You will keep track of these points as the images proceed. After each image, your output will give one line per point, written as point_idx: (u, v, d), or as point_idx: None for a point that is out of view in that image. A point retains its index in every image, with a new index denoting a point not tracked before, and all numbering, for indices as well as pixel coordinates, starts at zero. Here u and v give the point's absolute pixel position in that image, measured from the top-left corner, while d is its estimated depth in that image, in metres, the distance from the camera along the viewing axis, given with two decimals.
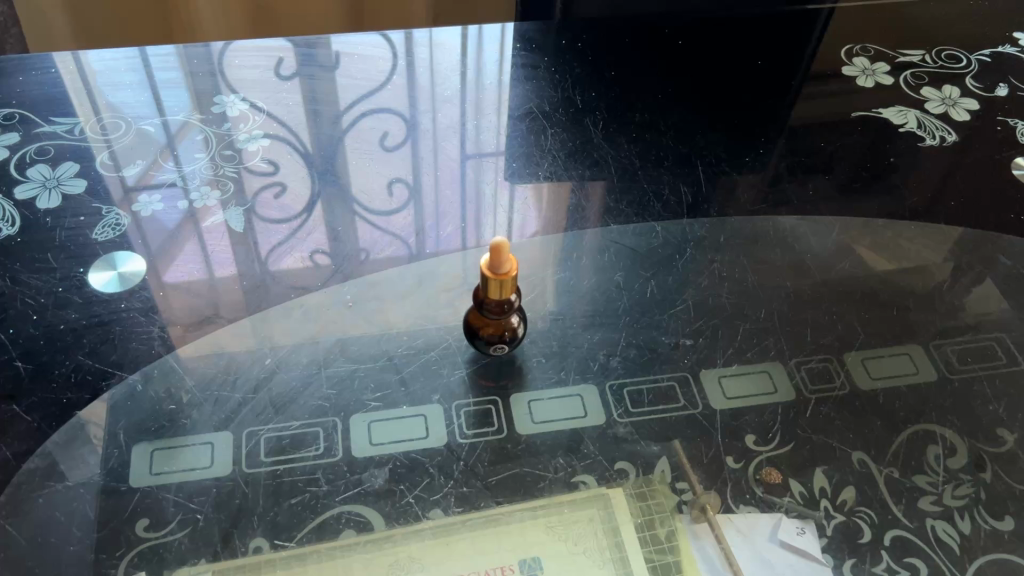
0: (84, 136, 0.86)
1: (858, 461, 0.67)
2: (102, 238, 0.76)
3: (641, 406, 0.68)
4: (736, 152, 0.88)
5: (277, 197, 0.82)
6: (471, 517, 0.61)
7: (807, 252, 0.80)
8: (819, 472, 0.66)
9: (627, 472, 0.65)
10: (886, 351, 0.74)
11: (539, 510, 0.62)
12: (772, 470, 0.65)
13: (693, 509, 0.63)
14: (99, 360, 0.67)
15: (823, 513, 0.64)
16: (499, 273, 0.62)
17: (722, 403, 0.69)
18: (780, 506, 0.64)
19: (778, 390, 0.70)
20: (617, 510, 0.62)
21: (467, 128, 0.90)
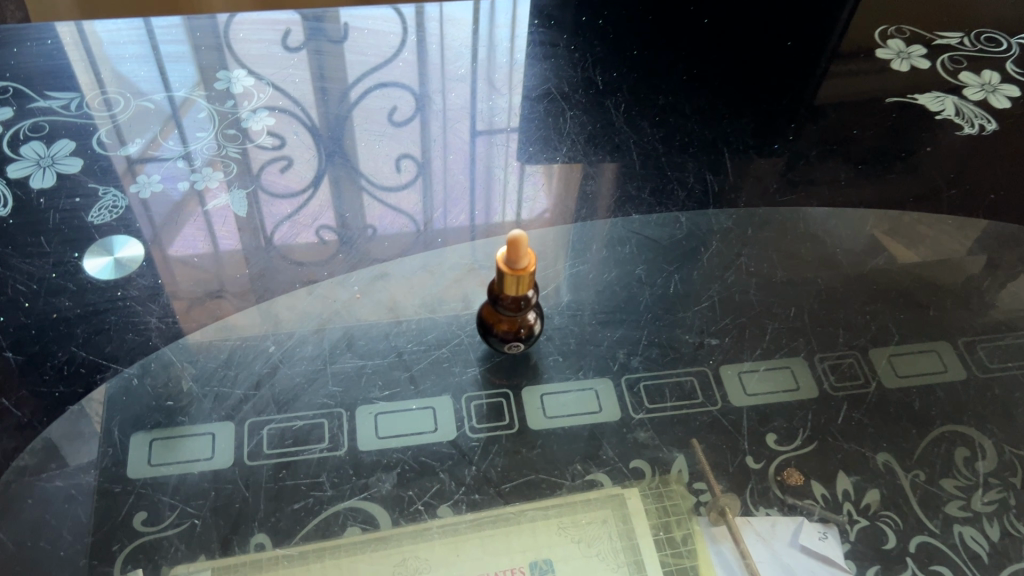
0: (82, 112, 0.82)
1: (884, 462, 0.64)
2: (98, 221, 0.73)
3: (659, 402, 0.65)
4: (764, 139, 0.84)
5: (282, 180, 0.78)
6: (478, 517, 0.58)
7: (838, 246, 0.76)
8: (844, 475, 0.63)
9: (644, 473, 0.61)
10: (914, 349, 0.70)
11: (551, 509, 0.59)
12: (794, 472, 0.62)
13: (712, 511, 0.60)
14: (92, 351, 0.64)
15: (847, 517, 0.61)
16: (517, 269, 0.58)
17: (742, 399, 0.66)
18: (802, 510, 0.61)
19: (800, 387, 0.67)
20: (633, 511, 0.59)
21: (481, 108, 0.86)
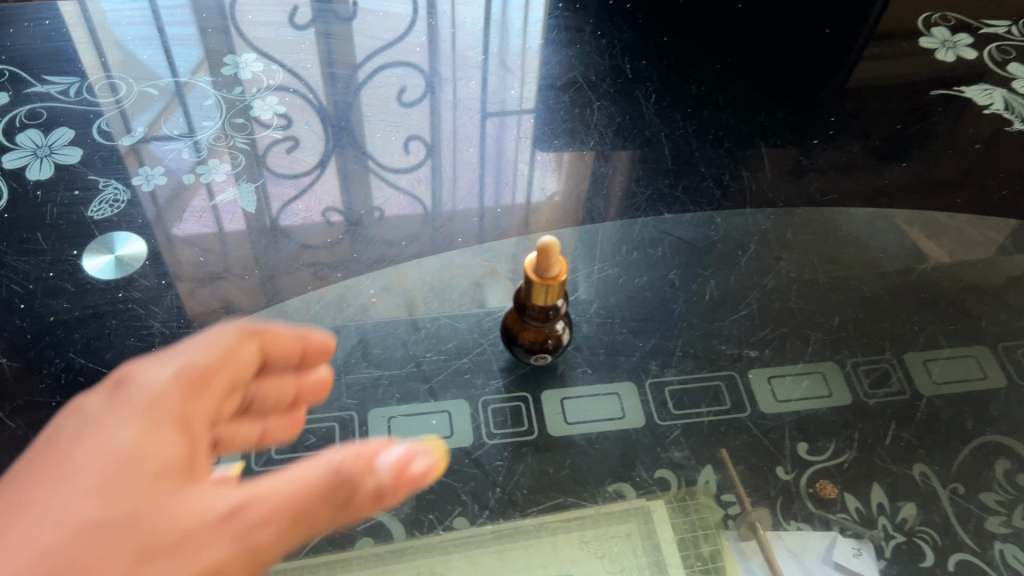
0: (82, 98, 0.77)
1: (920, 473, 0.60)
2: (98, 216, 0.68)
3: (685, 407, 0.62)
4: (802, 134, 0.80)
5: (299, 178, 0.74)
6: (497, 526, 0.56)
7: (883, 251, 0.72)
8: (878, 487, 0.59)
9: (668, 482, 0.59)
10: (948, 351, 0.66)
11: (573, 520, 0.57)
12: (828, 484, 0.59)
13: (741, 525, 0.57)
14: (91, 358, 0.60)
15: (882, 532, 0.58)
16: (547, 278, 0.54)
17: (773, 407, 0.62)
18: (834, 523, 0.58)
19: (833, 393, 0.63)
20: (658, 523, 0.57)
21: (500, 96, 0.82)
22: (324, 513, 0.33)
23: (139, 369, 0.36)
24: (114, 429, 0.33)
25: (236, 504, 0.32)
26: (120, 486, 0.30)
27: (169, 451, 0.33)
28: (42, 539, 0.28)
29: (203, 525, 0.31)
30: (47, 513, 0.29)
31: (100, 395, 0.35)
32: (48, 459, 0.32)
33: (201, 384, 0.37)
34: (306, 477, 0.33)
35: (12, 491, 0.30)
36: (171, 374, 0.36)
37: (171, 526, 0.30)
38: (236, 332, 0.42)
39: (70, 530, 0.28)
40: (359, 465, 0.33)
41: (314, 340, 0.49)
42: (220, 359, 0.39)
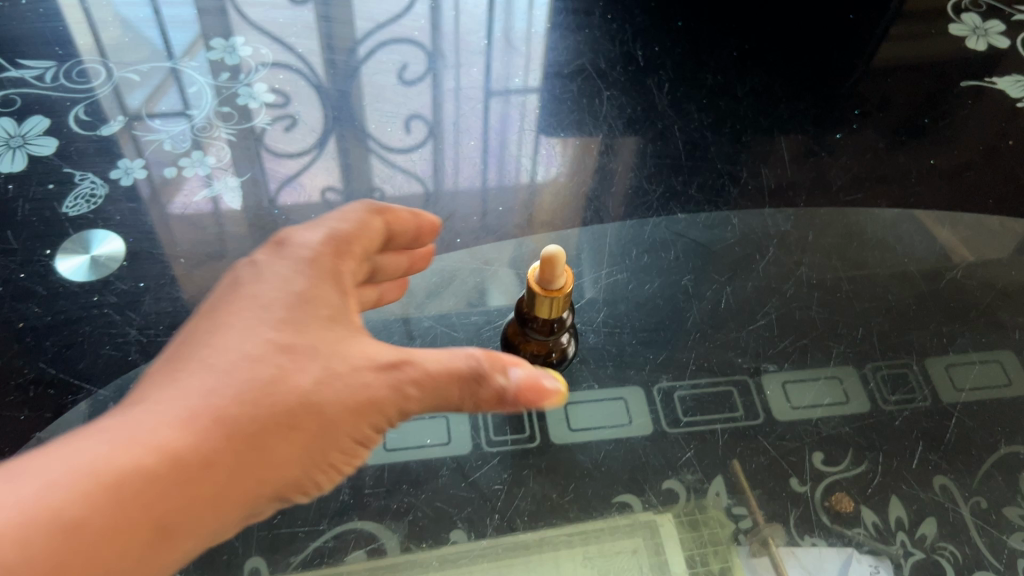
0: (59, 84, 0.72)
1: (941, 486, 0.57)
2: (74, 212, 0.64)
3: (694, 413, 0.59)
4: (825, 128, 0.76)
5: (293, 176, 0.71)
6: (494, 540, 0.53)
7: (910, 256, 0.67)
8: (896, 499, 0.56)
9: (676, 495, 0.55)
10: (974, 357, 0.63)
11: (576, 535, 0.53)
12: (843, 497, 0.56)
13: (754, 541, 0.54)
14: (62, 368, 0.56)
15: (900, 549, 0.54)
16: (550, 290, 0.50)
17: (787, 414, 0.59)
18: (850, 539, 0.54)
19: (851, 401, 0.60)
20: (666, 540, 0.54)
21: (503, 85, 0.78)
22: (460, 390, 0.41)
23: (299, 235, 0.43)
24: (283, 279, 0.40)
25: (393, 360, 0.40)
26: (294, 325, 0.38)
27: (328, 304, 0.40)
28: (237, 360, 0.36)
29: (360, 369, 0.39)
30: (238, 339, 0.37)
31: (267, 252, 0.43)
32: (234, 298, 0.40)
33: (346, 249, 0.44)
34: (445, 360, 0.40)
35: (212, 323, 0.38)
36: (323, 239, 0.43)
37: (334, 363, 0.38)
38: (367, 208, 0.47)
39: (258, 352, 0.36)
40: (493, 364, 0.41)
41: (427, 221, 0.52)
42: (361, 232, 0.45)
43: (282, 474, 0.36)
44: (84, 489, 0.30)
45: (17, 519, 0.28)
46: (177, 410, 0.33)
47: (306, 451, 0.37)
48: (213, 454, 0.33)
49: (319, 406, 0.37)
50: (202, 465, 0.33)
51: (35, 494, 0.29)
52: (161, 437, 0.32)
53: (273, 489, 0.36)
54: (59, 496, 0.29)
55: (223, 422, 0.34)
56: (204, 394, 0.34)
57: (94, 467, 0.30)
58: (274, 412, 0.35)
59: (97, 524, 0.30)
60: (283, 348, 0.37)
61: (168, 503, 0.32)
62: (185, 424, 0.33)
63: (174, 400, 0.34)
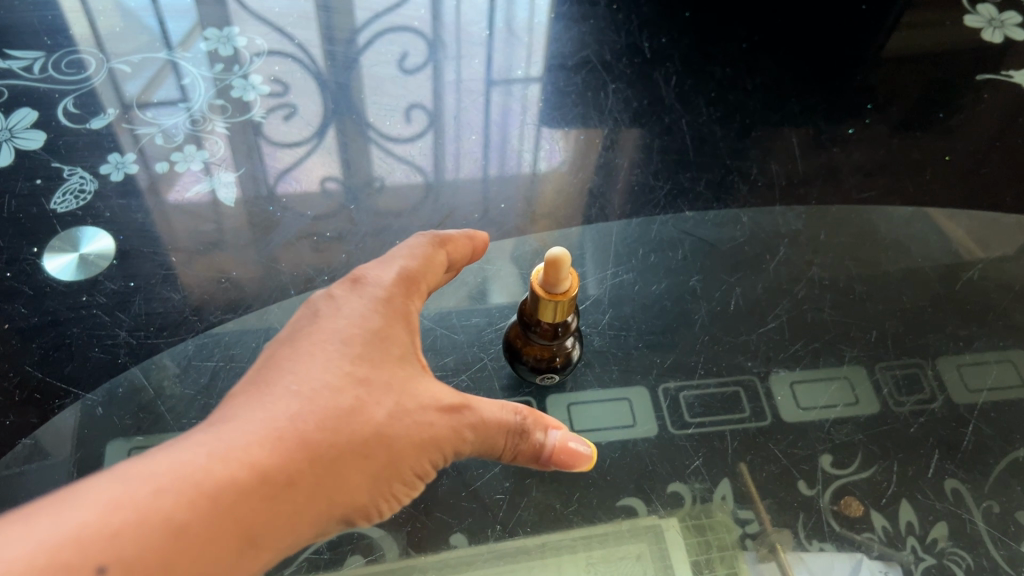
0: (47, 76, 0.70)
1: (952, 491, 0.55)
2: (62, 208, 0.63)
3: (700, 414, 0.57)
4: (837, 123, 0.74)
5: (290, 172, 0.69)
6: (493, 546, 0.51)
7: (925, 256, 0.66)
8: (907, 504, 0.54)
9: (681, 499, 0.54)
10: (990, 359, 0.61)
11: (578, 540, 0.52)
12: (853, 501, 0.54)
13: (760, 546, 0.52)
14: (48, 372, 0.55)
15: (911, 555, 0.53)
16: (554, 293, 0.48)
17: (795, 415, 0.57)
18: (860, 545, 0.53)
19: (860, 401, 0.58)
20: (670, 546, 0.52)
21: (506, 76, 0.76)
22: (505, 443, 0.41)
23: (371, 268, 0.42)
24: (359, 312, 0.39)
25: (455, 405, 0.39)
26: (368, 360, 0.37)
27: (399, 342, 0.39)
28: (317, 386, 0.35)
29: (427, 409, 0.38)
30: (317, 366, 0.36)
31: (340, 284, 0.41)
32: (310, 324, 0.39)
33: (415, 285, 0.42)
34: (498, 412, 0.41)
35: (289, 347, 0.38)
36: (394, 276, 0.41)
37: (405, 398, 0.37)
38: (431, 241, 0.44)
39: (338, 381, 0.36)
40: (535, 421, 0.42)
41: (478, 242, 0.48)
42: (426, 269, 0.43)
43: (354, 500, 0.36)
44: (188, 498, 0.30)
45: (127, 521, 0.28)
46: (264, 430, 0.33)
47: (376, 480, 0.36)
48: (299, 475, 0.33)
49: (390, 440, 0.36)
50: (284, 486, 0.32)
51: (142, 498, 0.29)
52: (252, 455, 0.32)
53: (344, 514, 0.36)
54: (165, 502, 0.29)
55: (308, 446, 0.33)
56: (290, 416, 0.34)
57: (195, 478, 0.30)
58: (350, 442, 0.35)
59: (199, 532, 0.30)
60: (361, 380, 0.36)
61: (257, 519, 0.32)
62: (272, 444, 0.33)
63: (263, 420, 0.34)
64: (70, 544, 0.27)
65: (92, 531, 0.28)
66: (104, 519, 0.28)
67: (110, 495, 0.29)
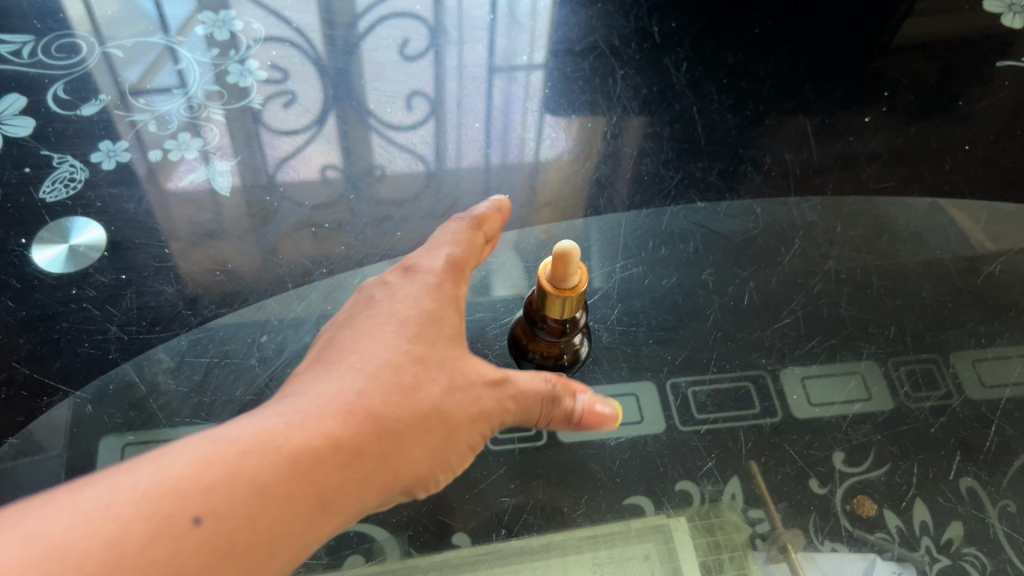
0: (37, 60, 0.68)
1: (968, 489, 0.53)
2: (51, 197, 0.61)
3: (709, 410, 0.55)
4: (853, 111, 0.72)
5: (289, 161, 0.66)
6: (495, 545, 0.50)
7: (944, 249, 0.64)
8: (921, 503, 0.53)
9: (690, 498, 0.52)
10: (1013, 355, 0.59)
11: (583, 541, 0.50)
12: (866, 500, 0.52)
13: (772, 547, 0.50)
14: (36, 368, 0.53)
15: (925, 556, 0.51)
16: (562, 289, 0.46)
17: (805, 410, 0.56)
18: (873, 545, 0.51)
19: (873, 396, 0.56)
20: (678, 547, 0.50)
21: (510, 62, 0.74)
22: (540, 411, 0.42)
23: (421, 256, 0.45)
24: (414, 297, 0.42)
25: (496, 378, 0.41)
26: (424, 339, 0.40)
27: (451, 323, 0.42)
28: (380, 363, 0.38)
29: (476, 384, 0.40)
30: (379, 344, 0.39)
31: (394, 273, 0.44)
32: (369, 309, 0.41)
33: (461, 269, 0.45)
34: (532, 381, 0.41)
35: (353, 330, 0.40)
36: (443, 263, 0.44)
37: (457, 375, 0.40)
38: (469, 224, 0.47)
39: (397, 359, 0.38)
40: (563, 387, 0.42)
41: (505, 208, 0.49)
42: (469, 253, 0.46)
43: (416, 472, 0.38)
44: (270, 460, 0.32)
45: (216, 478, 0.31)
46: (334, 402, 0.35)
47: (437, 452, 0.38)
48: (366, 445, 0.35)
49: (447, 413, 0.38)
50: (353, 455, 0.35)
51: (228, 459, 0.32)
52: (325, 425, 0.34)
53: (408, 485, 0.38)
54: (249, 462, 0.32)
55: (373, 419, 0.36)
56: (357, 390, 0.36)
57: (274, 442, 0.33)
58: (410, 415, 0.37)
59: (278, 492, 0.32)
60: (418, 359, 0.39)
61: (329, 486, 0.34)
62: (342, 415, 0.35)
63: (332, 393, 0.36)
64: (167, 496, 0.30)
65: (186, 484, 0.30)
66: (196, 474, 0.31)
67: (200, 454, 0.31)
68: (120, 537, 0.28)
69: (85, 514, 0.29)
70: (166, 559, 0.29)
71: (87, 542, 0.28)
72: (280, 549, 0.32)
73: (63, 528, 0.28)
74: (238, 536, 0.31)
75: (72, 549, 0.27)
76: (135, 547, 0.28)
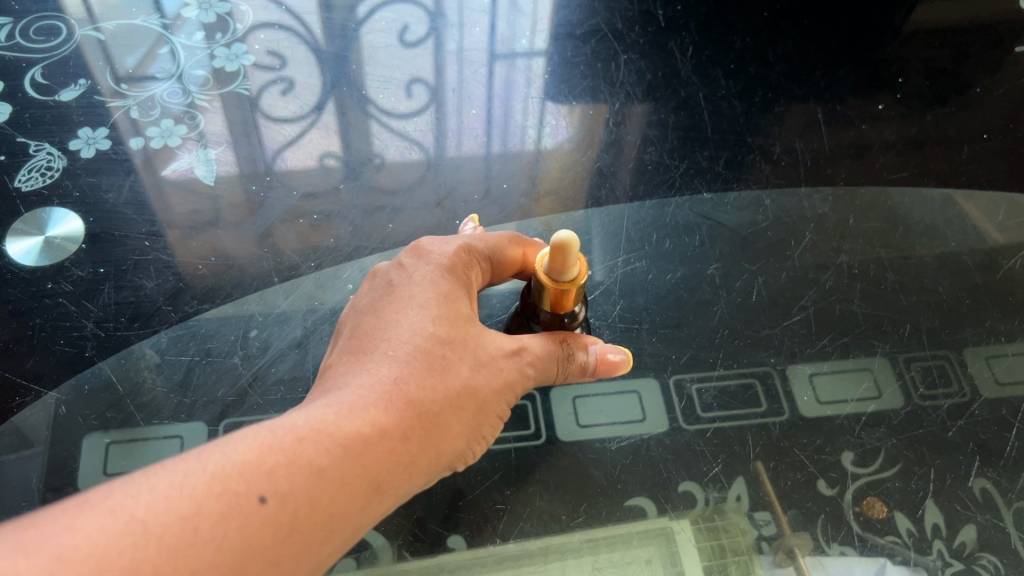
0: (15, 43, 0.65)
1: (982, 491, 0.51)
2: (27, 187, 0.58)
3: (714, 411, 0.53)
4: (865, 98, 0.69)
5: (283, 149, 0.64)
6: (491, 549, 0.47)
7: (961, 243, 0.61)
8: (934, 505, 0.50)
9: (694, 500, 0.49)
10: None
11: (581, 544, 0.48)
12: (876, 502, 0.50)
13: (779, 552, 0.48)
14: (9, 367, 0.51)
15: (938, 561, 0.48)
16: (559, 281, 0.43)
17: (814, 410, 0.53)
18: (885, 549, 0.48)
19: (885, 395, 0.54)
20: (681, 551, 0.48)
21: (510, 46, 0.71)
22: (558, 370, 0.44)
23: (434, 241, 0.44)
24: (430, 279, 0.41)
25: (514, 348, 0.41)
26: (447, 320, 0.40)
27: (466, 302, 0.41)
28: (412, 349, 0.38)
29: (498, 358, 0.40)
30: (406, 328, 0.39)
31: (407, 255, 0.43)
32: (389, 295, 0.41)
33: (476, 258, 0.44)
34: (544, 344, 0.43)
35: (377, 318, 0.40)
36: (455, 247, 0.44)
37: (481, 351, 0.40)
38: (505, 235, 0.47)
39: (426, 343, 0.38)
40: (575, 343, 0.44)
41: None
42: (492, 251, 0.45)
43: (454, 450, 0.38)
44: (326, 445, 0.32)
45: (277, 461, 0.31)
46: (376, 392, 0.35)
47: (471, 430, 0.39)
48: (409, 429, 0.35)
49: (479, 391, 0.39)
50: (400, 440, 0.35)
51: (286, 444, 0.31)
52: (374, 413, 0.34)
53: (445, 465, 0.38)
54: (307, 447, 0.32)
55: (415, 404, 0.36)
56: (394, 378, 0.36)
57: (327, 429, 0.33)
58: (447, 396, 0.37)
59: (337, 475, 0.32)
60: (445, 340, 0.39)
61: (381, 468, 0.34)
62: (385, 403, 0.35)
63: (372, 382, 0.36)
64: (233, 478, 0.29)
65: (251, 467, 0.30)
66: (258, 458, 0.30)
67: (258, 440, 0.31)
68: (196, 514, 0.28)
69: (160, 493, 0.28)
70: (239, 537, 0.28)
71: (165, 519, 0.27)
72: (340, 530, 0.32)
73: (141, 505, 0.28)
74: (302, 516, 0.30)
75: (153, 525, 0.27)
76: (208, 525, 0.28)
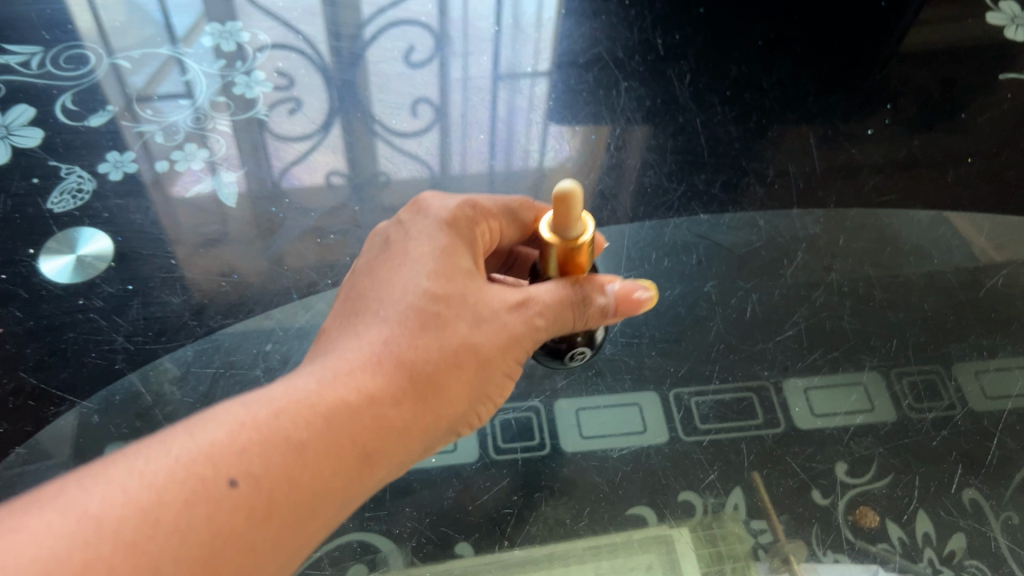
0: (45, 71, 0.69)
1: (971, 502, 0.53)
2: (59, 208, 0.61)
3: (711, 422, 0.55)
4: (855, 122, 0.72)
5: (293, 163, 0.67)
6: (500, 555, 0.50)
7: (946, 262, 0.64)
8: (924, 515, 0.52)
9: (694, 509, 0.52)
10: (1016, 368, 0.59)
11: (586, 550, 0.50)
12: (868, 511, 0.52)
13: (774, 558, 0.50)
14: (44, 379, 0.54)
15: (927, 567, 0.51)
16: (568, 239, 0.44)
17: (808, 422, 0.56)
18: (876, 555, 0.51)
19: (876, 408, 0.57)
20: (681, 558, 0.50)
21: (513, 71, 0.74)
22: (574, 315, 0.45)
23: (436, 197, 0.47)
24: (428, 234, 0.44)
25: (518, 300, 0.43)
26: (443, 276, 0.42)
27: (464, 257, 0.44)
28: (401, 310, 0.40)
29: (499, 312, 0.43)
30: (402, 285, 0.42)
31: (406, 212, 0.47)
32: (386, 252, 0.44)
33: (476, 216, 0.47)
34: (555, 290, 0.44)
35: (371, 279, 0.43)
36: (456, 203, 0.46)
37: (480, 307, 0.42)
38: (521, 201, 0.50)
39: (420, 299, 0.41)
40: (591, 286, 0.45)
41: None
42: (502, 213, 0.49)
43: (455, 408, 0.41)
44: (301, 420, 0.35)
45: (250, 440, 0.33)
46: (364, 359, 0.38)
47: (472, 387, 0.42)
48: (398, 394, 0.38)
49: (477, 347, 0.41)
50: (388, 404, 0.37)
51: (262, 420, 0.34)
52: (361, 379, 0.37)
53: (449, 425, 0.41)
54: (282, 422, 0.34)
55: (402, 369, 0.38)
56: (383, 340, 0.39)
57: (305, 402, 0.35)
58: (441, 355, 0.40)
59: (316, 449, 0.34)
60: (441, 297, 0.41)
61: (367, 436, 0.36)
62: (373, 368, 0.38)
63: (361, 348, 0.39)
64: (201, 462, 0.32)
65: (221, 449, 0.33)
66: (229, 439, 0.33)
67: (233, 420, 0.34)
68: (158, 503, 0.30)
69: (117, 486, 0.30)
70: (208, 519, 0.31)
71: (122, 511, 0.30)
72: (326, 499, 0.34)
73: (97, 501, 0.30)
74: (278, 493, 0.33)
75: (107, 518, 0.29)
76: (172, 511, 0.30)
